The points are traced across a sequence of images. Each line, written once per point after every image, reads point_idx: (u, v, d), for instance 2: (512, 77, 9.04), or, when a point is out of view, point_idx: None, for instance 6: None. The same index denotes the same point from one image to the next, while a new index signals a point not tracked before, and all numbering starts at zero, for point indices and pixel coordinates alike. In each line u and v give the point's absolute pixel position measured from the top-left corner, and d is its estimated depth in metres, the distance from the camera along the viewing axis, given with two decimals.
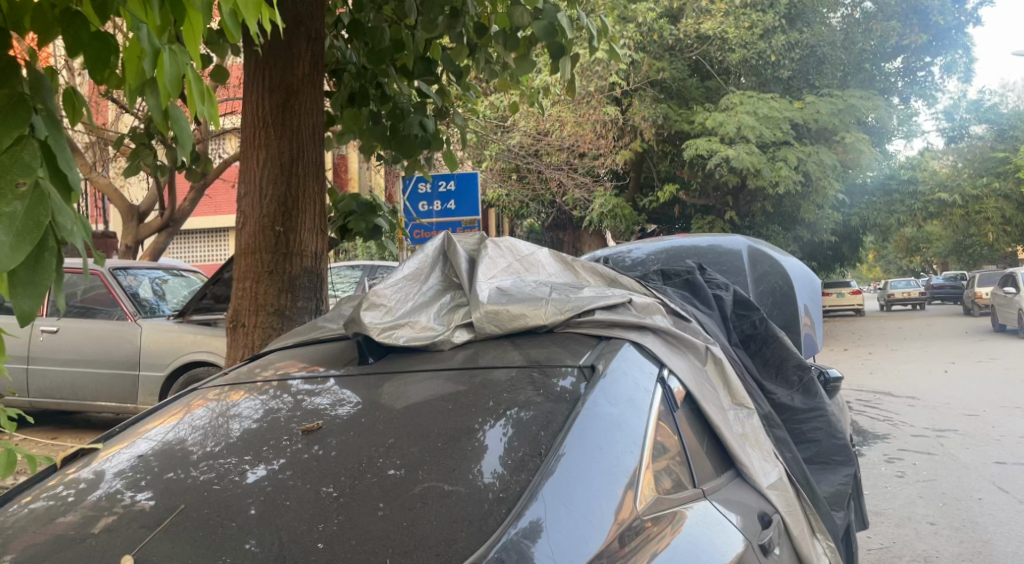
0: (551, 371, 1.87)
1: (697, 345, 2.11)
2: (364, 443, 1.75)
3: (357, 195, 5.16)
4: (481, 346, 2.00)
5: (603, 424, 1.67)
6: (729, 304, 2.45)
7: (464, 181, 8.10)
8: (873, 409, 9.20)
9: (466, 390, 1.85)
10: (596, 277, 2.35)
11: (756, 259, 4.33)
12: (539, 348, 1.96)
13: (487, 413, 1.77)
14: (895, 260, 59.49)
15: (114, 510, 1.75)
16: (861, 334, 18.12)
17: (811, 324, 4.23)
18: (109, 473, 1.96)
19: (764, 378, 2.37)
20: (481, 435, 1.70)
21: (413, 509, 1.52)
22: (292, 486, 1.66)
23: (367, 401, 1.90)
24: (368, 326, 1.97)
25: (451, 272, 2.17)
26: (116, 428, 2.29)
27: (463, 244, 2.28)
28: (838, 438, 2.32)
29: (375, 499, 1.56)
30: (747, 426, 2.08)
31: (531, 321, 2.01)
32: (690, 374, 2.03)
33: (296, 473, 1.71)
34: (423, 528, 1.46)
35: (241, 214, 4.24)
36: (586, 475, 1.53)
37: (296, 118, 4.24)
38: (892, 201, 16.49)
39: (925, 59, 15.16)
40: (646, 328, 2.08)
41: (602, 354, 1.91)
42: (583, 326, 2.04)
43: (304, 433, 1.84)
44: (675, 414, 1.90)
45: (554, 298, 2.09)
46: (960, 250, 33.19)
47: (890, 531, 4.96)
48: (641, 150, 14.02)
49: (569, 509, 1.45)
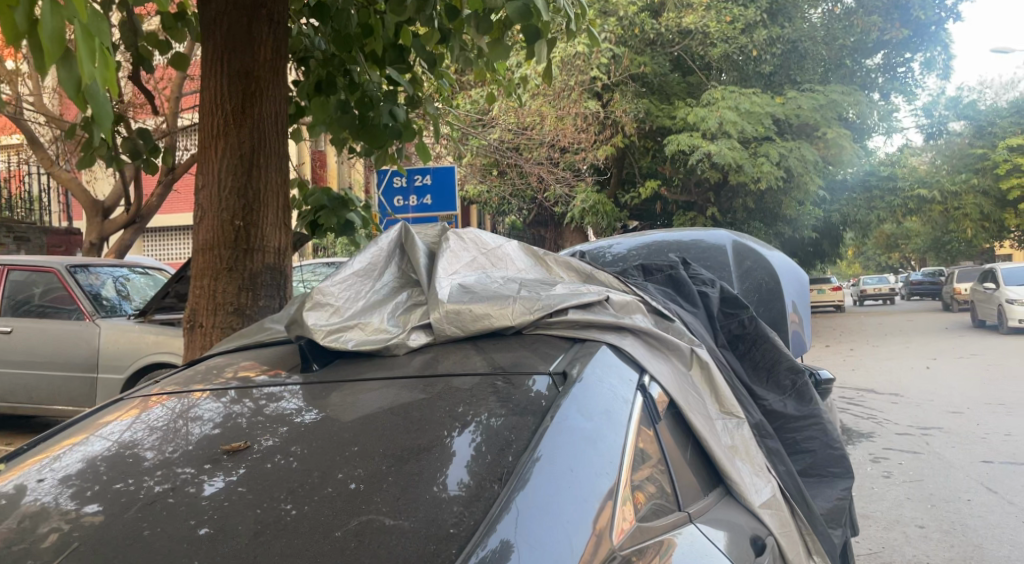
0: (519, 378, 1.66)
1: (681, 348, 1.91)
2: (318, 455, 1.54)
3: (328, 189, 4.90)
4: (442, 349, 1.79)
5: (581, 432, 1.48)
6: (716, 302, 2.24)
7: (441, 175, 7.89)
8: (856, 407, 9.10)
9: (431, 397, 1.65)
10: (572, 272, 2.14)
11: (741, 254, 4.16)
12: (505, 353, 1.75)
13: (456, 420, 1.57)
14: (873, 258, 59.94)
15: (38, 527, 1.52)
16: (842, 330, 18.10)
17: (799, 321, 4.08)
18: (50, 481, 1.70)
19: (755, 383, 2.18)
20: (448, 444, 1.51)
21: (372, 535, 1.30)
22: (240, 501, 1.45)
23: (322, 409, 1.68)
24: (312, 329, 1.76)
25: (407, 266, 1.96)
26: (51, 431, 2.01)
27: (424, 236, 2.07)
28: (834, 448, 2.13)
29: (336, 521, 1.35)
30: (736, 438, 1.88)
31: (496, 322, 1.80)
32: (673, 380, 1.83)
33: (242, 486, 1.50)
34: (379, 552, 1.26)
35: (198, 208, 3.99)
36: (563, 489, 1.35)
37: (257, 107, 3.96)
38: (871, 197, 16.48)
39: (905, 55, 15.10)
40: (623, 328, 1.87)
41: (573, 359, 1.71)
42: (553, 329, 1.84)
43: (233, 452, 1.62)
44: (658, 427, 1.70)
45: (522, 297, 1.88)
46: (938, 247, 33.40)
47: (879, 535, 4.81)
48: (622, 145, 13.85)
49: (543, 537, 1.25)
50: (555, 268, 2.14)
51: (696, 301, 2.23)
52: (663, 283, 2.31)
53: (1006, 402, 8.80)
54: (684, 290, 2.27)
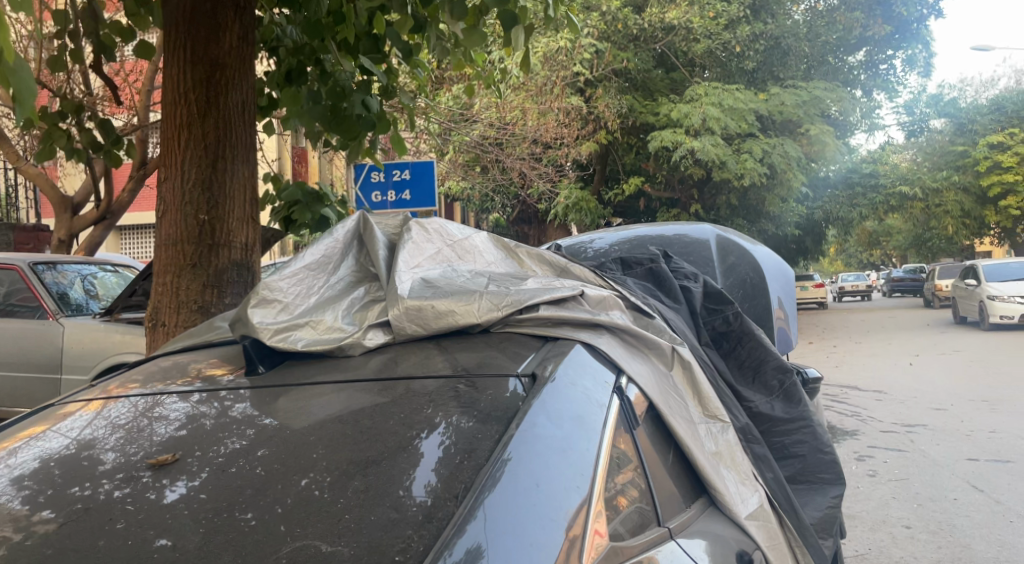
0: (484, 379, 1.51)
1: (661, 347, 1.78)
2: (281, 457, 1.40)
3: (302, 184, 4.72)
4: (402, 350, 1.64)
5: (557, 432, 1.35)
6: (698, 298, 2.12)
7: (420, 170, 7.74)
8: (840, 404, 9.04)
9: (391, 400, 1.50)
10: (546, 266, 2.00)
11: (725, 249, 4.02)
12: (470, 354, 1.60)
13: (425, 421, 1.43)
14: (855, 255, 60.38)
15: None
16: (825, 327, 18.11)
17: (785, 318, 3.98)
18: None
19: (739, 383, 2.05)
20: (416, 446, 1.37)
21: (330, 550, 1.17)
22: (197, 510, 1.31)
23: (270, 413, 1.52)
24: (257, 328, 1.60)
25: (364, 259, 1.81)
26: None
27: (384, 227, 1.91)
28: (824, 453, 2.00)
29: (297, 534, 1.21)
30: (720, 443, 1.75)
31: (461, 319, 1.65)
32: (652, 381, 1.70)
33: (199, 493, 1.35)
34: None
35: (161, 202, 3.79)
36: (539, 494, 1.22)
37: (223, 95, 3.77)
38: (854, 194, 16.48)
39: (887, 52, 15.06)
40: (597, 325, 1.74)
41: (544, 359, 1.57)
42: (522, 327, 1.70)
43: (157, 466, 1.46)
44: (636, 432, 1.56)
45: (489, 292, 1.74)
46: (919, 244, 33.61)
47: (865, 536, 4.72)
48: (605, 142, 13.72)
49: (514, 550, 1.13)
50: (528, 260, 1.99)
51: (677, 297, 2.10)
52: (643, 278, 2.18)
53: (989, 399, 8.77)
54: (664, 285, 2.14)
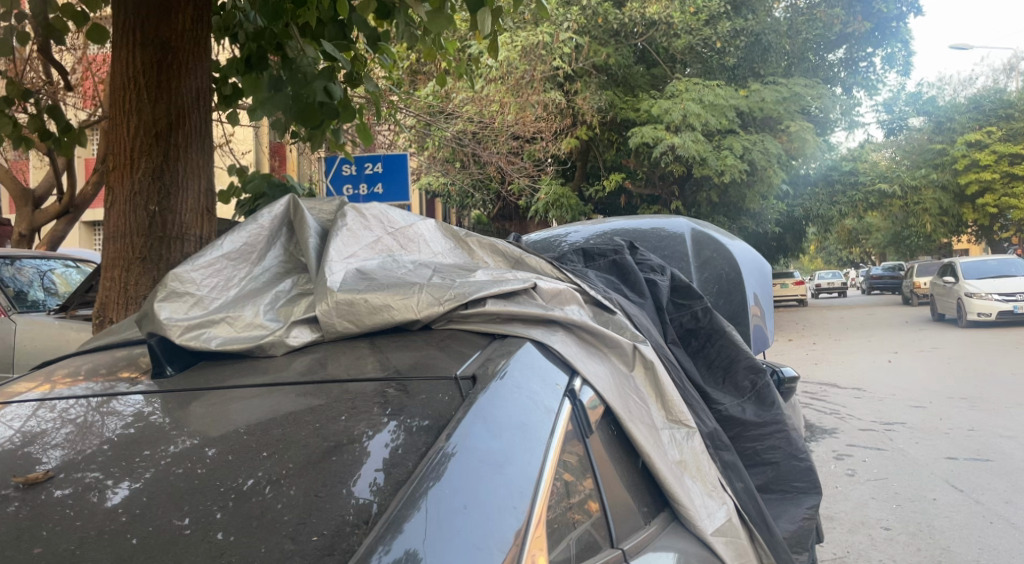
0: (418, 382, 1.34)
1: (622, 346, 1.63)
2: (231, 455, 1.26)
3: (269, 176, 4.51)
4: (332, 349, 1.47)
5: (510, 428, 1.23)
6: (665, 292, 1.97)
7: (392, 163, 7.56)
8: (819, 402, 8.96)
9: (323, 404, 1.33)
10: (499, 257, 1.83)
11: (700, 245, 3.89)
12: (404, 353, 1.43)
13: (370, 417, 1.29)
14: (834, 253, 60.82)
15: None
16: (805, 324, 18.09)
17: (761, 314, 3.81)
18: None
19: (708, 384, 1.90)
20: (362, 445, 1.23)
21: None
22: (139, 513, 1.18)
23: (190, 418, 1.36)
24: (165, 325, 1.42)
25: (295, 245, 1.64)
26: None
27: (319, 212, 1.74)
28: (799, 460, 1.85)
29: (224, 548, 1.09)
30: (684, 451, 1.59)
31: (397, 315, 1.48)
32: (610, 383, 1.54)
33: (139, 494, 1.22)
34: None
35: (108, 190, 3.50)
36: (484, 497, 1.11)
37: (178, 79, 3.49)
38: (833, 192, 16.48)
39: (867, 50, 15.01)
40: (552, 322, 1.58)
41: (489, 358, 1.40)
42: (470, 324, 1.54)
43: (29, 486, 1.31)
44: (591, 441, 1.40)
45: (431, 284, 1.57)
46: (898, 241, 33.80)
47: (844, 539, 4.62)
48: (585, 137, 13.57)
49: None
50: (479, 251, 1.82)
51: (643, 291, 1.95)
52: (606, 271, 2.03)
53: (967, 396, 8.74)
54: (629, 278, 1.99)
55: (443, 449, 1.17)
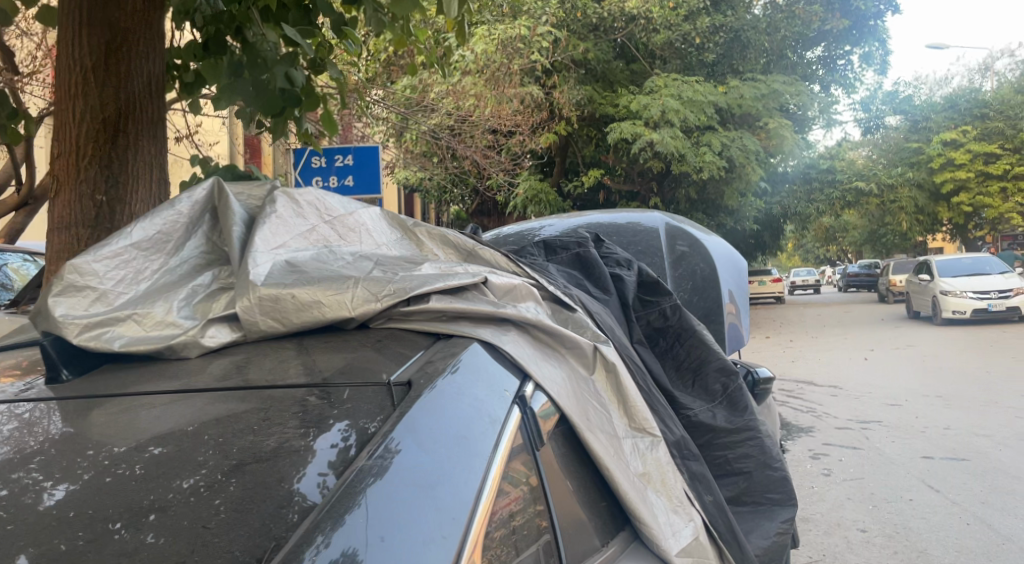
0: (352, 385, 1.19)
1: (582, 346, 1.49)
2: (179, 451, 1.08)
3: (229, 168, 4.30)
4: (255, 350, 1.30)
5: (458, 429, 1.10)
6: (631, 288, 1.84)
7: (363, 155, 7.38)
8: (796, 400, 8.91)
9: (255, 406, 1.15)
10: (451, 249, 1.68)
11: (675, 239, 3.77)
12: (332, 356, 1.28)
13: (313, 420, 1.12)
14: (811, 252, 61.37)
15: None
16: (782, 321, 18.11)
17: (736, 312, 3.69)
18: None
19: (676, 387, 1.77)
20: (310, 445, 1.07)
21: None
22: (74, 517, 0.99)
23: (101, 426, 1.17)
24: (61, 324, 1.27)
25: (219, 233, 1.48)
26: None
27: (248, 198, 1.58)
28: (773, 469, 1.72)
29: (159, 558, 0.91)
30: (648, 462, 1.45)
31: (329, 314, 1.33)
32: (567, 388, 1.40)
33: (75, 497, 1.02)
34: None
35: (53, 180, 3.23)
36: (430, 499, 0.98)
37: (127, 60, 3.22)
38: (811, 190, 16.50)
39: (845, 48, 15.01)
40: (504, 319, 1.43)
41: (430, 360, 1.25)
42: (413, 322, 1.38)
43: None
44: (542, 452, 1.26)
45: (369, 276, 1.42)
46: (874, 240, 34.07)
47: (820, 541, 4.54)
48: (564, 132, 13.44)
49: None
50: (428, 242, 1.66)
51: (606, 287, 1.81)
52: (568, 265, 1.89)
53: (942, 394, 8.74)
54: (592, 272, 1.85)
55: (387, 444, 1.04)
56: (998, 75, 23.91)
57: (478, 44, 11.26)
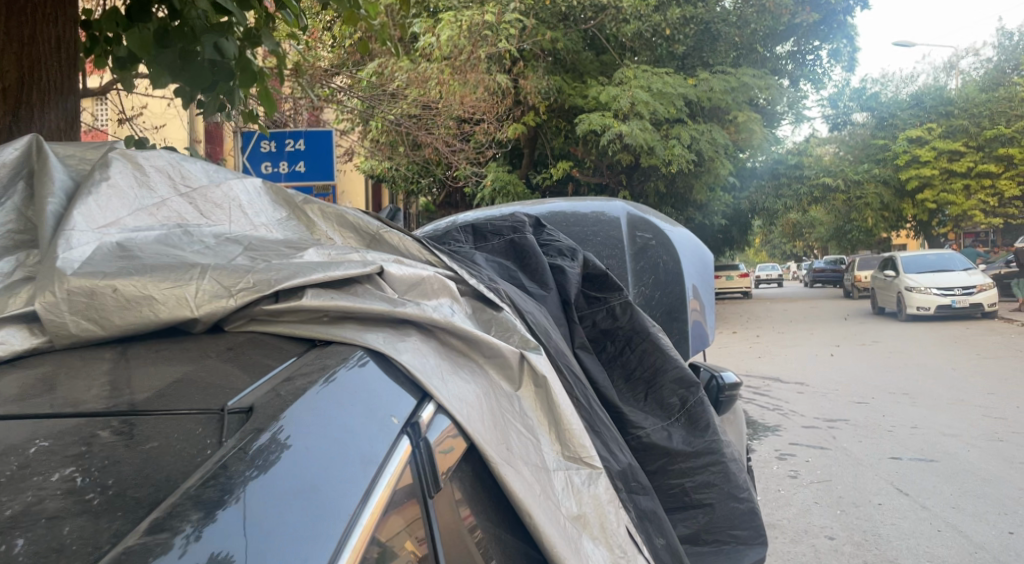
0: (206, 403, 0.89)
1: (507, 354, 1.19)
2: (30, 466, 0.78)
3: None
4: (63, 359, 0.98)
5: (336, 447, 0.84)
6: (575, 282, 1.54)
7: (315, 139, 7.03)
8: (763, 398, 8.74)
9: (71, 431, 0.84)
10: (351, 233, 1.35)
11: (635, 230, 3.46)
12: (154, 369, 0.95)
13: (183, 438, 0.82)
14: (778, 246, 61.78)
15: None
16: (749, 317, 18.00)
17: (700, 308, 3.41)
18: None
19: (625, 401, 1.48)
20: (182, 465, 0.79)
21: None
22: None
23: None
24: None
25: (34, 205, 1.18)
26: None
27: (79, 164, 1.26)
28: (738, 501, 1.46)
29: None
30: (584, 501, 1.16)
31: (164, 313, 1.00)
32: (479, 410, 1.10)
33: None
34: None
35: None
36: (291, 540, 0.71)
37: (36, 26, 2.81)
38: (779, 185, 16.36)
39: (814, 43, 14.84)
40: (404, 320, 1.13)
41: (289, 376, 0.94)
42: (283, 324, 1.07)
43: None
44: (440, 498, 0.96)
45: (212, 260, 1.09)
46: (839, 236, 34.24)
47: (787, 550, 4.32)
48: (532, 122, 13.09)
49: None
50: (321, 223, 1.34)
51: (544, 281, 1.50)
52: (500, 254, 1.57)
53: (909, 392, 8.62)
54: (527, 263, 1.54)
55: (274, 432, 0.81)
56: (963, 74, 24.04)
57: (444, 31, 10.87)
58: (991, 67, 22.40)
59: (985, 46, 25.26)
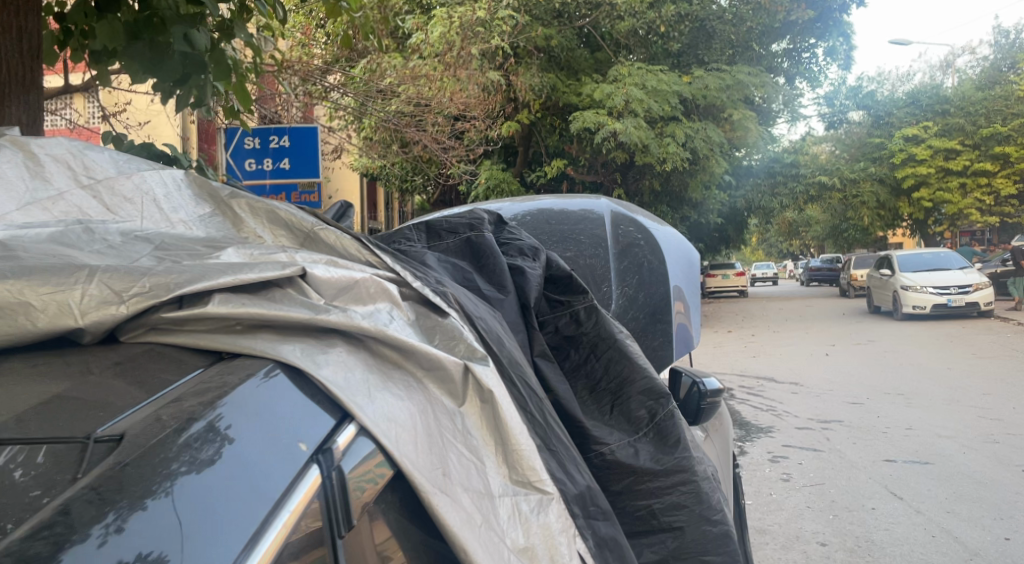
0: (77, 428, 0.77)
1: (451, 366, 1.07)
2: None
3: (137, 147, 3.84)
4: None
5: (237, 476, 0.76)
6: (535, 285, 1.42)
7: (300, 136, 6.89)
8: (757, 398, 8.63)
9: None
10: (283, 231, 1.22)
11: (618, 230, 3.35)
12: (24, 386, 0.83)
13: (37, 474, 0.71)
14: (774, 245, 61.68)
15: None
16: (745, 316, 17.88)
17: (685, 310, 3.28)
18: None
19: (590, 414, 1.36)
20: (32, 506, 0.68)
21: None
22: None
23: None
24: None
25: None
26: None
27: None
28: (710, 524, 1.34)
29: None
30: (533, 532, 1.04)
31: (43, 323, 0.88)
32: (410, 430, 0.98)
33: None
34: None
35: None
36: None
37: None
38: (775, 183, 16.24)
39: (810, 40, 14.72)
40: (330, 330, 1.01)
41: (178, 398, 0.82)
42: (185, 333, 0.95)
43: None
44: (353, 537, 0.84)
45: (107, 261, 0.98)
46: (836, 235, 34.13)
47: (777, 557, 4.21)
48: (525, 120, 12.94)
49: None
50: (250, 219, 1.21)
51: (501, 284, 1.38)
52: (455, 253, 1.44)
53: (904, 392, 8.51)
54: (483, 265, 1.42)
55: (213, 420, 0.79)
56: (959, 72, 23.93)
57: (436, 27, 10.69)
58: (987, 65, 22.30)
59: (982, 44, 25.16)
